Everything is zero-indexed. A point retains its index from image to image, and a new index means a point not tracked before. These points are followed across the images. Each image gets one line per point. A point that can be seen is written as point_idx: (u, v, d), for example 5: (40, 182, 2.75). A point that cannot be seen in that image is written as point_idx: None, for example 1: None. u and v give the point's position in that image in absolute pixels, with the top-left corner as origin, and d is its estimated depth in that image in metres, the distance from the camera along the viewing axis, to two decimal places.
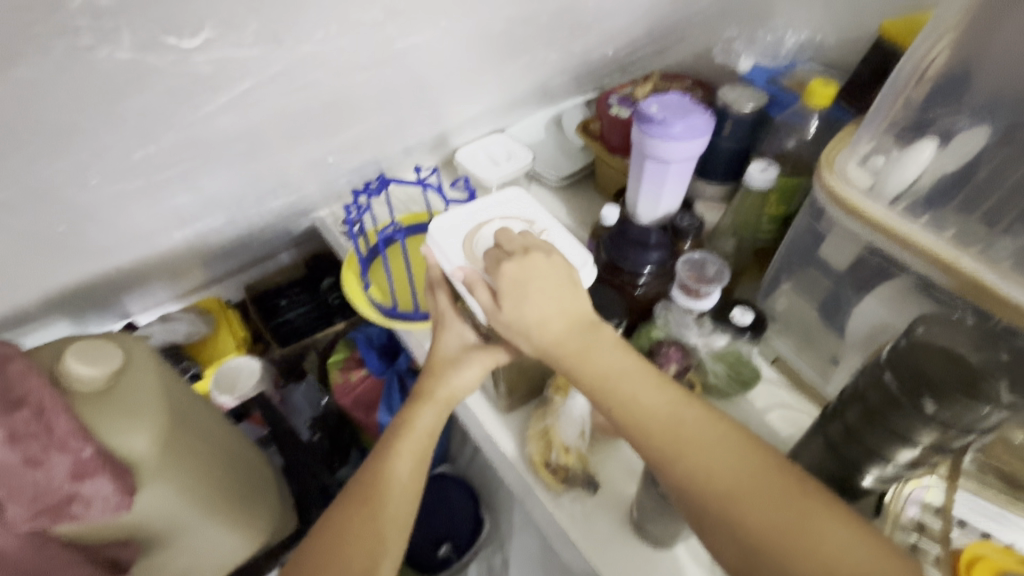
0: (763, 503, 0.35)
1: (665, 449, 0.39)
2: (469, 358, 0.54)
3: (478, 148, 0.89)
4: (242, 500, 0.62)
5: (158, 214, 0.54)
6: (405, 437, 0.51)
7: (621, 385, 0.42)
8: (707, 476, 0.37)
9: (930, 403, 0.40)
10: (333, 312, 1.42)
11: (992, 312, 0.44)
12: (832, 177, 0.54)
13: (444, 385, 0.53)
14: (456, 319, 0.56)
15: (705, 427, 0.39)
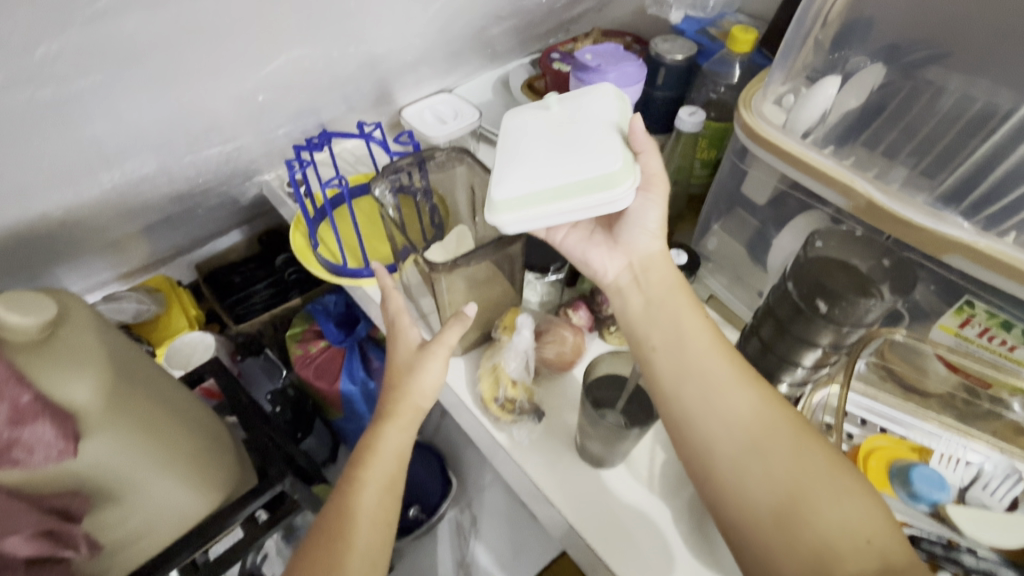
0: (797, 459, 0.42)
1: (720, 385, 0.46)
2: (421, 361, 0.56)
3: (425, 108, 0.90)
4: (196, 458, 0.63)
5: (85, 158, 0.53)
6: (373, 457, 0.54)
7: (686, 333, 0.50)
8: (750, 413, 0.45)
9: (823, 304, 0.45)
10: (290, 287, 1.39)
11: (884, 229, 0.49)
12: (750, 115, 0.57)
13: (409, 400, 0.56)
14: (405, 319, 0.60)
15: (754, 393, 0.46)
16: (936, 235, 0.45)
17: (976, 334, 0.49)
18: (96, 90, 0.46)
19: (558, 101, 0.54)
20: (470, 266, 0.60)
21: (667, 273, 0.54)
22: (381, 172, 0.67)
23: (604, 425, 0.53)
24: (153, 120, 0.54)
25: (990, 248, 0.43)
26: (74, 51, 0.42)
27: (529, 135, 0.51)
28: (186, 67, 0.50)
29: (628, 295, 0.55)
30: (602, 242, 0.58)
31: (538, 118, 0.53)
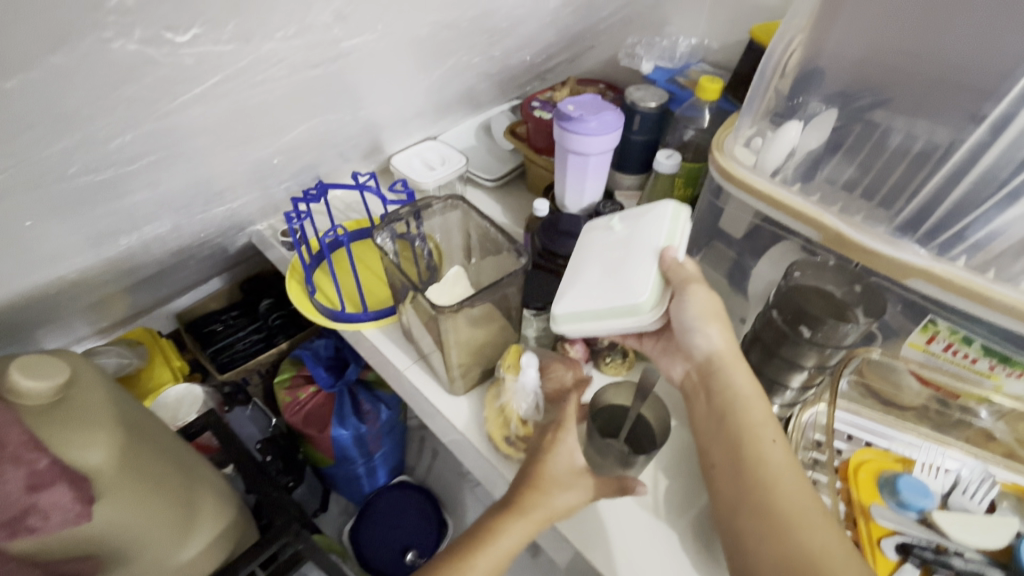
0: (817, 543, 0.41)
1: (778, 514, 0.44)
2: (575, 484, 0.53)
3: (414, 155, 0.94)
4: (201, 513, 0.62)
5: (111, 227, 0.54)
6: (477, 557, 0.48)
7: (753, 448, 0.47)
8: (809, 547, 0.41)
9: (806, 329, 0.49)
10: (275, 332, 1.36)
11: (853, 257, 0.54)
12: (723, 157, 0.63)
13: (540, 506, 0.51)
14: (570, 434, 0.56)
15: (792, 479, 0.45)
16: (899, 262, 0.50)
17: (942, 349, 0.53)
18: (152, 168, 0.48)
19: (625, 219, 0.60)
20: (474, 307, 0.63)
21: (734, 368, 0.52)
22: (384, 221, 0.70)
23: (614, 455, 0.55)
24: (184, 190, 0.56)
25: (947, 273, 0.48)
26: (143, 140, 0.44)
27: (592, 250, 0.59)
28: (220, 149, 0.52)
29: (696, 401, 0.54)
30: (669, 346, 0.60)
31: (602, 234, 0.60)
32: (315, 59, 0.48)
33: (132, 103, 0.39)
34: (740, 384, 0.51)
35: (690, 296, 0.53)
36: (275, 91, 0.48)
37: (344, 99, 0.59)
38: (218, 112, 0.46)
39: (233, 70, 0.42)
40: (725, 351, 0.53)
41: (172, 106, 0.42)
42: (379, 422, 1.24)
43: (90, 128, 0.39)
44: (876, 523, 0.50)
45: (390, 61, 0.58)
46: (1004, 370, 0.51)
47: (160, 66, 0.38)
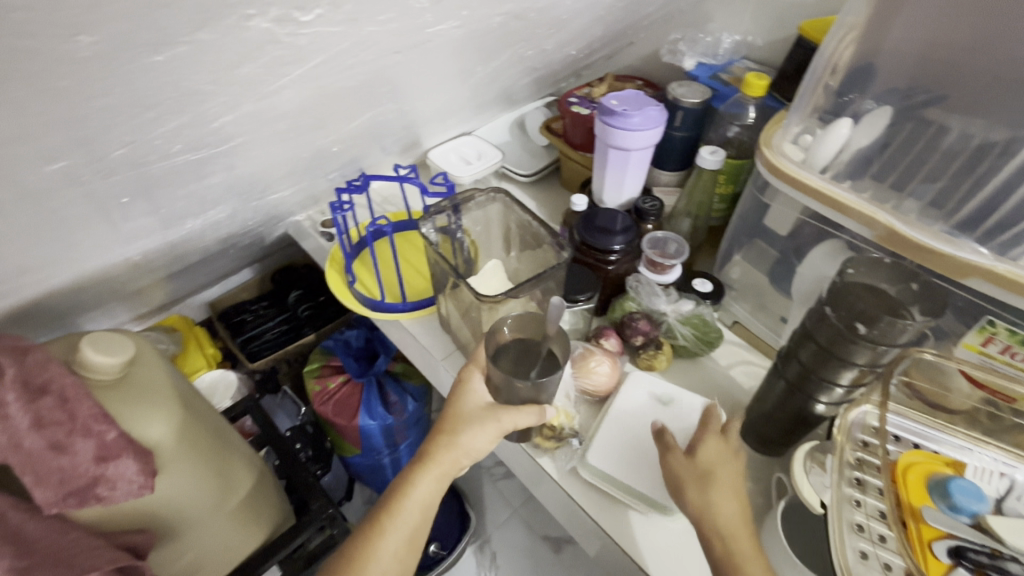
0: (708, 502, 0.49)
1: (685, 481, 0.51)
2: (481, 420, 0.56)
3: (450, 150, 0.97)
4: (221, 559, 0.65)
5: (181, 211, 0.55)
6: (402, 502, 0.53)
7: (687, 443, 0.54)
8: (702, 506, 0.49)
9: (862, 325, 0.48)
10: (304, 323, 1.39)
11: (906, 255, 0.53)
12: (771, 153, 0.62)
13: (449, 450, 0.54)
14: (476, 375, 0.59)
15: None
16: (960, 261, 0.49)
17: (998, 351, 0.52)
18: (234, 150, 0.50)
19: (677, 398, 0.67)
20: (516, 299, 0.64)
21: (706, 477, 0.51)
22: (428, 212, 0.70)
23: (517, 389, 0.58)
24: (251, 175, 0.57)
25: (1010, 272, 0.47)
26: (239, 121, 0.45)
27: (641, 422, 0.64)
28: (293, 135, 0.54)
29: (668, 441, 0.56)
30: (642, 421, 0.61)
31: (652, 405, 0.66)
32: (400, 45, 0.49)
33: (240, 83, 0.40)
34: (722, 494, 0.50)
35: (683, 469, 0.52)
36: (356, 76, 0.50)
37: (401, 89, 0.60)
38: (308, 96, 0.48)
39: (333, 52, 0.43)
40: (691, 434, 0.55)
41: (273, 86, 0.43)
42: (405, 414, 1.26)
43: (196, 109, 0.40)
44: (927, 524, 0.48)
45: (454, 52, 0.59)
46: None
47: (281, 45, 0.39)
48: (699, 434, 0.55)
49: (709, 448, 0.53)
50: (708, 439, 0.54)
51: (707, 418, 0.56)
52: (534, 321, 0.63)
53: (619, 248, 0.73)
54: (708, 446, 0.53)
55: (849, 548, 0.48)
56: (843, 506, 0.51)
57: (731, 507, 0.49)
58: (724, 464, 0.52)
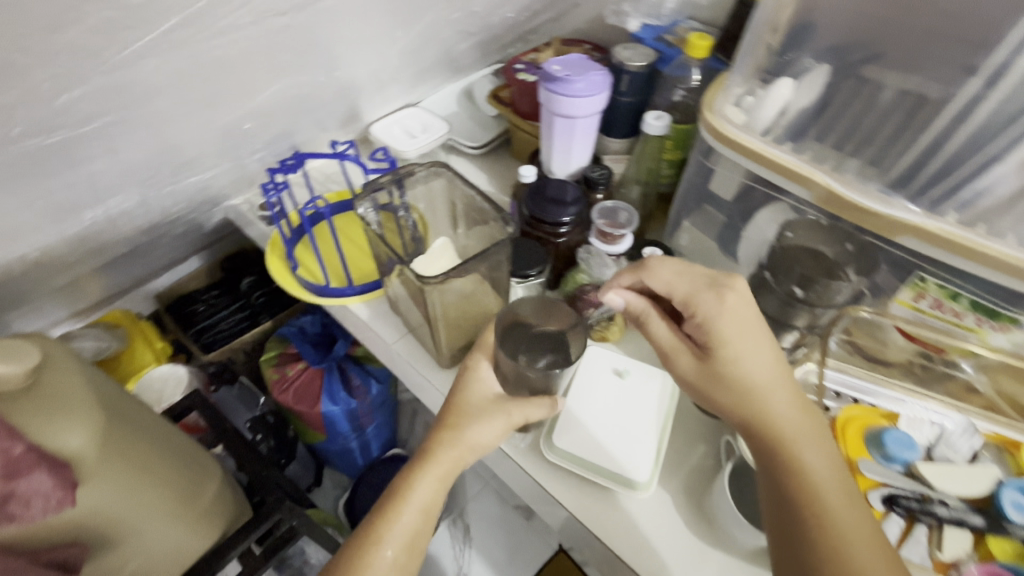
0: (768, 399, 0.47)
1: (726, 381, 0.49)
2: (489, 414, 0.55)
3: (393, 123, 0.93)
4: (173, 561, 0.62)
5: (70, 199, 0.51)
6: (400, 507, 0.51)
7: (731, 344, 0.50)
8: (755, 404, 0.48)
9: (799, 289, 0.58)
10: (258, 311, 1.34)
11: (845, 216, 0.53)
12: (713, 117, 0.61)
13: (454, 445, 0.54)
14: (484, 363, 0.59)
15: (833, 478, 0.43)
16: (890, 219, 0.50)
17: (929, 305, 0.53)
18: (103, 132, 0.45)
19: (633, 368, 0.67)
20: (460, 278, 0.62)
21: (725, 371, 0.49)
22: (366, 190, 0.66)
23: (528, 379, 0.59)
24: (147, 158, 0.53)
25: (939, 228, 0.48)
26: (92, 98, 0.41)
27: (601, 396, 0.65)
28: (182, 112, 0.50)
29: (682, 347, 0.53)
30: (685, 355, 0.52)
31: (611, 378, 0.66)
32: (282, 6, 0.45)
33: (71, 53, 0.36)
34: (755, 381, 0.48)
35: (695, 380, 0.51)
36: (236, 43, 0.46)
37: (314, 55, 0.56)
38: (174, 67, 0.44)
39: (188, 15, 0.39)
40: (726, 346, 0.50)
41: (121, 55, 0.39)
42: (369, 397, 1.24)
43: (25, 83, 0.36)
44: (863, 476, 0.51)
45: (364, 11, 0.55)
46: (988, 323, 0.51)
47: (98, 6, 0.34)
48: (702, 316, 0.51)
49: (724, 324, 0.50)
50: (719, 318, 0.50)
51: (694, 293, 0.52)
52: (550, 305, 0.64)
53: (568, 219, 0.72)
54: (717, 326, 0.50)
55: None
56: None
57: (773, 395, 0.48)
58: (748, 332, 0.50)
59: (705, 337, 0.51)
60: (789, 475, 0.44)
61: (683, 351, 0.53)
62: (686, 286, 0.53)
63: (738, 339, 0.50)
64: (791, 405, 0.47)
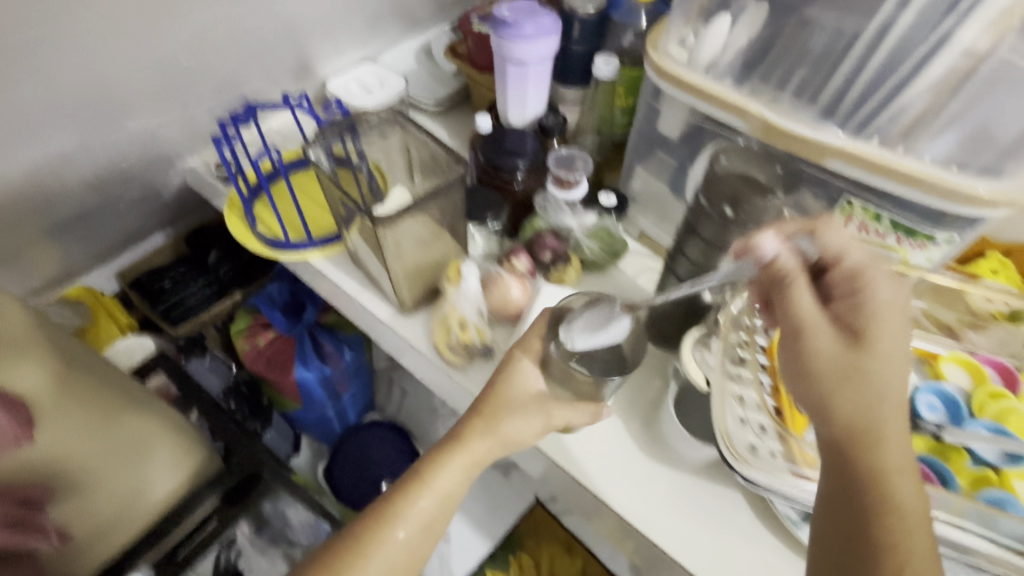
0: (879, 411, 0.40)
1: (844, 377, 0.41)
2: (529, 411, 0.56)
3: (350, 79, 0.92)
4: (137, 517, 0.63)
5: None
6: (423, 486, 0.53)
7: (875, 342, 0.42)
8: (857, 414, 0.41)
9: (728, 211, 0.51)
10: (228, 284, 1.31)
11: (778, 145, 0.55)
12: (657, 55, 0.62)
13: (485, 437, 0.55)
14: (527, 360, 0.58)
15: (923, 525, 0.37)
16: (817, 143, 0.53)
17: (858, 229, 0.57)
18: None
19: None
20: (410, 220, 0.64)
21: (864, 371, 0.41)
22: (318, 135, 0.68)
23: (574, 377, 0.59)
24: None
25: (859, 149, 0.51)
26: None
27: None
28: None
29: (822, 333, 0.43)
30: (830, 338, 0.43)
31: None
32: None
33: None
34: (885, 395, 0.40)
35: (828, 378, 0.42)
36: None
37: None
38: None
39: None
40: (879, 343, 0.42)
41: None
42: (342, 362, 1.27)
43: None
44: None
45: None
46: (908, 242, 0.56)
47: None
48: (857, 304, 0.44)
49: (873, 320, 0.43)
50: (874, 312, 0.43)
51: (860, 279, 0.44)
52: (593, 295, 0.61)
53: (522, 166, 0.74)
54: (875, 319, 0.43)
55: (728, 416, 0.53)
56: (726, 382, 0.55)
57: (892, 414, 0.41)
58: (900, 339, 0.42)
59: (840, 329, 0.43)
60: (874, 507, 0.38)
61: (822, 331, 0.43)
62: (862, 254, 0.45)
63: (886, 341, 0.42)
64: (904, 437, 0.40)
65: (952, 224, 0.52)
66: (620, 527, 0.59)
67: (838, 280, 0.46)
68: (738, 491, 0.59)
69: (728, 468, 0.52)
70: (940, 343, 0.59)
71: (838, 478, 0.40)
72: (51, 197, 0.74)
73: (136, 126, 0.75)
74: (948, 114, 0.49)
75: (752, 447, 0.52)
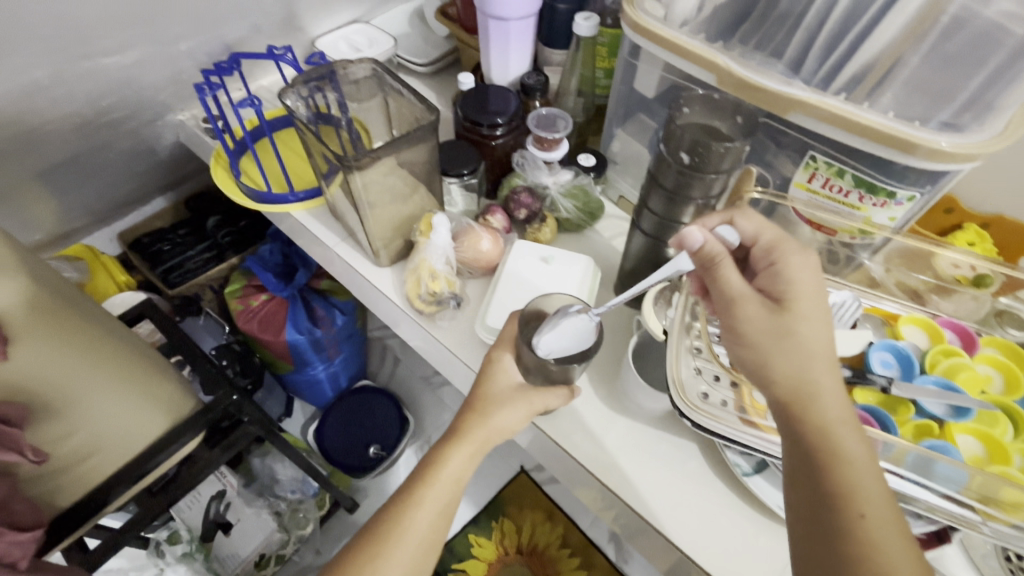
0: (811, 366, 0.41)
1: (775, 339, 0.42)
2: (513, 400, 0.56)
3: (339, 38, 0.94)
4: (127, 443, 0.67)
5: None
6: (434, 477, 0.54)
7: (794, 302, 0.43)
8: (794, 373, 0.41)
9: (685, 155, 0.53)
10: (224, 249, 1.34)
11: (746, 99, 0.55)
12: (632, 10, 0.62)
13: (480, 428, 0.55)
14: (506, 355, 0.59)
15: (873, 469, 0.38)
16: (783, 96, 0.53)
17: (821, 185, 0.58)
18: None
19: (558, 254, 0.70)
20: (380, 162, 0.63)
21: (794, 333, 0.42)
22: (295, 81, 0.69)
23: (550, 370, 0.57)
24: None
25: (824, 104, 0.51)
26: None
27: (529, 280, 0.68)
28: None
29: (747, 300, 0.44)
30: (755, 305, 0.44)
31: (539, 261, 0.69)
32: None
33: None
34: (816, 352, 0.42)
35: (758, 342, 0.43)
36: None
37: None
38: None
39: None
40: (797, 302, 0.43)
41: None
42: (334, 328, 1.28)
43: None
44: None
45: None
46: (870, 200, 0.56)
47: None
48: (778, 272, 0.46)
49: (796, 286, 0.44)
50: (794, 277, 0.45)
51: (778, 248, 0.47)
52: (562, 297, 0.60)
53: (502, 122, 0.74)
54: (793, 283, 0.44)
55: (683, 365, 0.54)
56: (681, 336, 0.55)
57: (824, 370, 0.42)
58: (820, 301, 0.44)
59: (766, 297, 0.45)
60: (822, 458, 0.39)
61: (744, 297, 0.44)
62: (775, 231, 0.48)
63: (801, 298, 0.44)
64: (838, 390, 0.41)
65: (915, 180, 0.53)
66: (578, 473, 0.62)
67: (758, 254, 0.48)
68: (691, 442, 0.61)
69: (679, 415, 0.53)
70: (899, 304, 0.60)
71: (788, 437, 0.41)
72: (33, 132, 0.76)
73: (116, 63, 0.75)
74: (909, 68, 0.49)
75: (705, 394, 0.53)
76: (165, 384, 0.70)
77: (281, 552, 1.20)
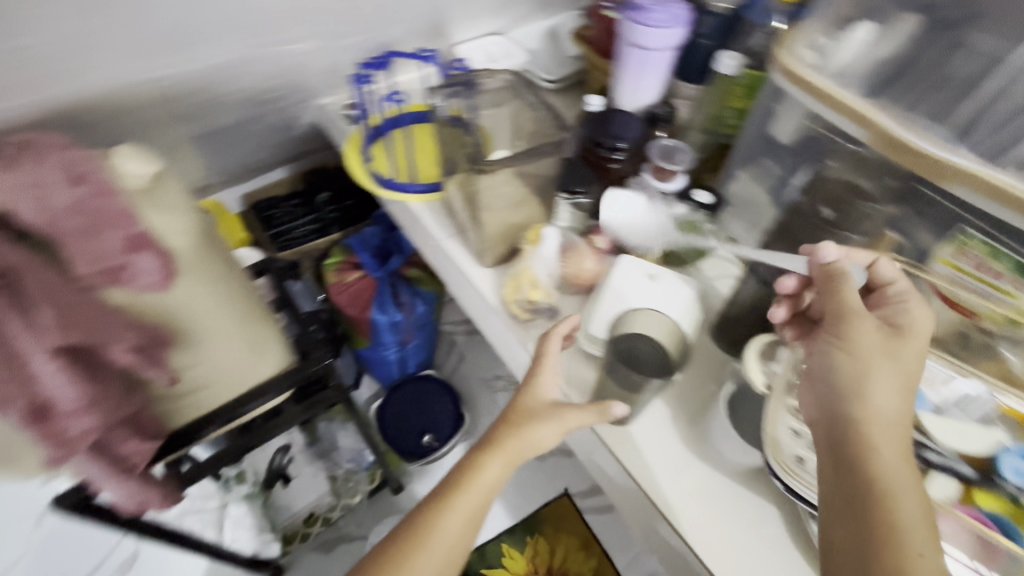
0: (875, 418, 0.44)
1: (851, 386, 0.46)
2: (546, 416, 0.57)
3: (477, 47, 1.00)
4: (239, 379, 0.75)
5: None
6: (471, 483, 0.56)
7: (877, 359, 0.47)
8: (869, 417, 0.44)
9: None
10: (330, 223, 1.44)
11: (903, 162, 0.52)
12: (787, 57, 0.59)
13: (513, 440, 0.57)
14: (546, 370, 0.60)
15: (922, 525, 0.39)
16: (944, 164, 0.49)
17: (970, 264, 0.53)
18: None
19: (664, 274, 0.68)
20: None
21: (866, 387, 0.45)
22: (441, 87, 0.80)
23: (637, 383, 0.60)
24: None
25: (994, 177, 0.47)
26: None
27: (632, 296, 0.66)
28: None
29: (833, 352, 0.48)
30: (842, 357, 0.48)
31: (646, 277, 0.68)
32: None
33: None
34: (882, 410, 0.44)
35: (838, 386, 0.47)
36: None
37: None
38: None
39: None
40: (885, 363, 0.46)
41: None
42: (414, 314, 1.34)
43: None
44: None
45: None
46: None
47: None
48: (846, 341, 0.48)
49: (866, 364, 0.46)
50: (861, 349, 0.47)
51: (844, 318, 0.49)
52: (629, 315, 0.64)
53: (624, 148, 0.74)
54: (897, 348, 0.47)
55: (780, 424, 0.52)
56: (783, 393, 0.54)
57: (892, 427, 0.44)
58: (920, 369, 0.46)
59: (837, 358, 0.48)
60: (870, 501, 0.41)
61: (834, 347, 0.48)
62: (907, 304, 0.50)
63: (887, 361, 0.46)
64: (900, 451, 0.43)
65: None
66: (644, 511, 0.60)
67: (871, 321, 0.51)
68: (771, 505, 0.58)
69: (771, 475, 0.52)
70: None
71: (837, 477, 0.44)
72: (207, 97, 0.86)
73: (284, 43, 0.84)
74: None
75: (801, 459, 0.51)
76: (265, 333, 0.77)
77: (328, 514, 1.28)
